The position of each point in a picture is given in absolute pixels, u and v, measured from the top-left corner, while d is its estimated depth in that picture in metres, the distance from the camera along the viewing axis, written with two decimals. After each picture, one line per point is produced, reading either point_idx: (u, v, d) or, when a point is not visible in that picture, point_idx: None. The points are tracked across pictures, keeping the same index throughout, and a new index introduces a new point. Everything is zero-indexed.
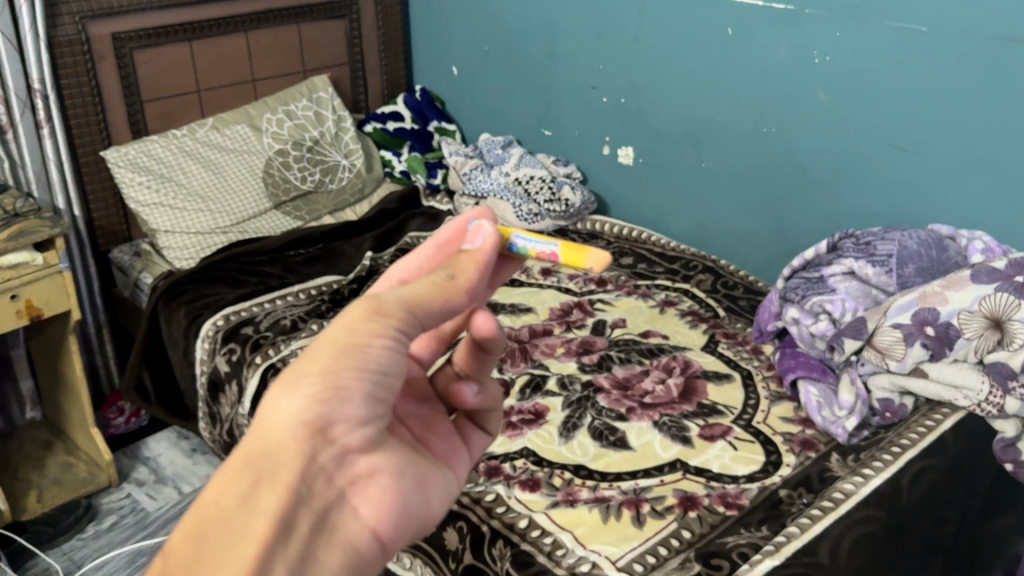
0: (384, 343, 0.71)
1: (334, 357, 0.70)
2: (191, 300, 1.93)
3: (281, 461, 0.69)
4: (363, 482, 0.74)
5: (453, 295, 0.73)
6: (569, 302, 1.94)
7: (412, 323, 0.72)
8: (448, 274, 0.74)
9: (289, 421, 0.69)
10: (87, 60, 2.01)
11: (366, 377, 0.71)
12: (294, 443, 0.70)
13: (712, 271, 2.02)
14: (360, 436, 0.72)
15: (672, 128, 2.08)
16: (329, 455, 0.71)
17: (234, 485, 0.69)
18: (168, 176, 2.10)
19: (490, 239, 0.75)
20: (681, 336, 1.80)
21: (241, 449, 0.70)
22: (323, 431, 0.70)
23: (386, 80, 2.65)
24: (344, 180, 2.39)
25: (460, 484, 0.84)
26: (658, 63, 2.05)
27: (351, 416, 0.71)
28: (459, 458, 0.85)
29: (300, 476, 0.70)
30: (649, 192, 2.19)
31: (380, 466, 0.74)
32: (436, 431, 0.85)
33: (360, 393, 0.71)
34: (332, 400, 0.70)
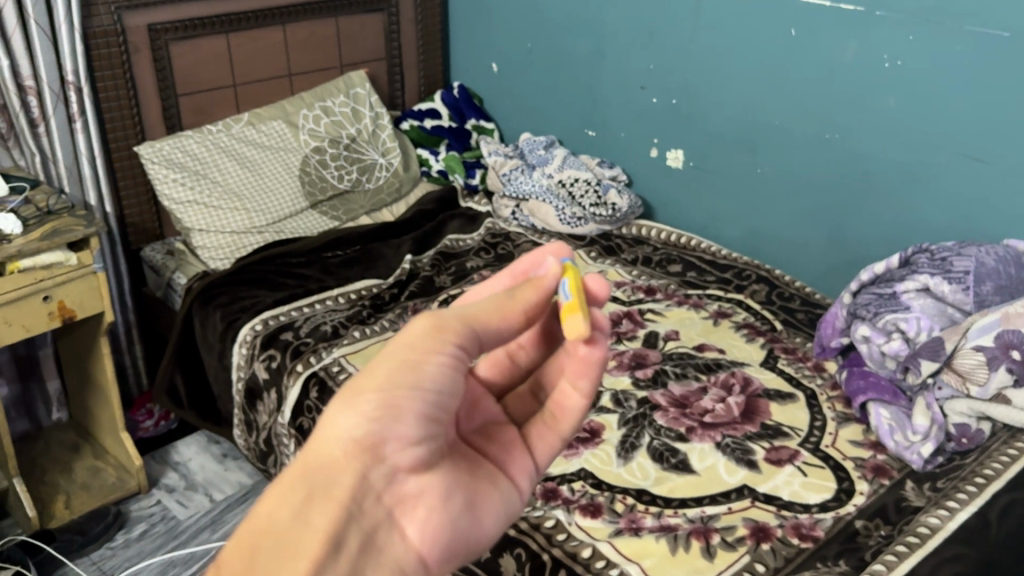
0: (441, 360, 0.68)
1: (391, 374, 0.67)
2: (228, 303, 1.87)
3: (336, 479, 0.66)
4: (411, 503, 0.69)
5: (510, 312, 0.71)
6: (618, 311, 1.86)
7: (471, 337, 0.69)
8: (508, 294, 0.72)
9: (343, 437, 0.66)
10: (122, 52, 1.94)
11: (422, 397, 0.67)
12: (346, 460, 0.66)
13: (767, 281, 1.94)
14: (413, 456, 0.68)
15: (727, 132, 2.00)
16: (379, 474, 0.67)
17: (288, 498, 0.65)
18: (203, 173, 2.03)
19: (556, 272, 0.72)
20: (738, 351, 1.72)
21: (296, 463, 0.66)
22: (375, 449, 0.67)
23: (423, 76, 2.58)
24: (381, 179, 2.32)
25: (518, 500, 0.77)
26: (712, 64, 1.97)
27: (404, 435, 0.67)
28: (520, 469, 0.78)
29: (350, 493, 0.66)
30: (700, 198, 2.12)
31: (429, 487, 0.70)
32: (496, 441, 0.79)
33: (414, 413, 0.67)
34: (385, 418, 0.66)
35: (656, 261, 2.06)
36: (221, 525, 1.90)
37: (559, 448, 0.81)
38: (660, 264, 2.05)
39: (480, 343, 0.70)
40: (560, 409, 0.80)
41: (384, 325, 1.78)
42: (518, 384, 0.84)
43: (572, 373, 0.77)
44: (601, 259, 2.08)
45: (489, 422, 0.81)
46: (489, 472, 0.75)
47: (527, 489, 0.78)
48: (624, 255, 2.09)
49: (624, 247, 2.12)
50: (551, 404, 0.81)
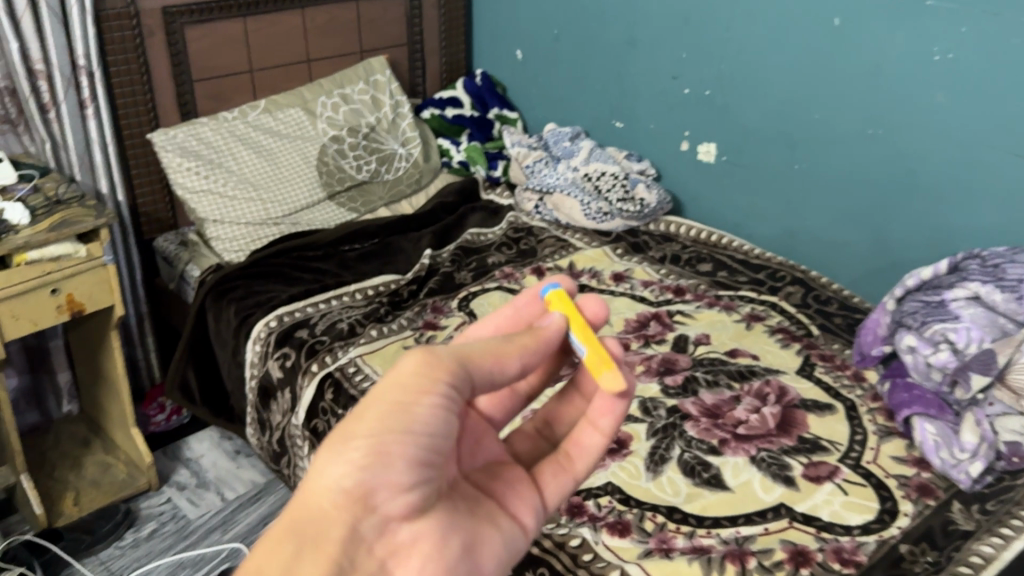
0: (432, 401, 0.67)
1: (381, 418, 0.66)
2: (242, 297, 1.81)
3: (327, 531, 0.66)
4: (405, 552, 0.69)
5: (508, 354, 0.72)
6: (646, 313, 1.79)
7: (462, 377, 0.69)
8: (507, 339, 0.73)
9: (332, 487, 0.66)
10: (136, 35, 1.87)
11: (414, 442, 0.67)
12: (337, 510, 0.66)
13: (802, 283, 1.86)
14: (405, 502, 0.68)
15: (763, 126, 1.91)
16: (370, 524, 0.67)
17: (278, 555, 0.64)
18: (218, 162, 1.97)
19: (558, 322, 0.76)
20: (773, 357, 1.65)
21: (285, 517, 0.66)
22: (365, 499, 0.66)
23: (445, 63, 2.50)
24: (401, 170, 2.24)
25: (517, 535, 0.78)
26: (749, 55, 1.88)
27: (395, 481, 0.67)
28: (522, 508, 0.80)
29: (341, 545, 0.66)
30: (733, 194, 2.03)
31: (423, 535, 0.70)
32: (501, 479, 0.81)
33: (406, 457, 0.67)
34: (376, 465, 0.66)
35: (685, 260, 1.98)
36: (232, 526, 1.84)
37: (569, 490, 0.85)
38: (690, 263, 1.97)
39: (473, 380, 0.70)
40: (577, 448, 0.85)
41: (402, 324, 1.71)
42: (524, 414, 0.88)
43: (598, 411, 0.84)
44: (627, 256, 2.00)
45: (491, 461, 0.83)
46: (489, 513, 0.77)
47: (532, 528, 0.80)
48: (652, 253, 2.01)
49: (652, 245, 2.04)
50: (567, 444, 0.86)
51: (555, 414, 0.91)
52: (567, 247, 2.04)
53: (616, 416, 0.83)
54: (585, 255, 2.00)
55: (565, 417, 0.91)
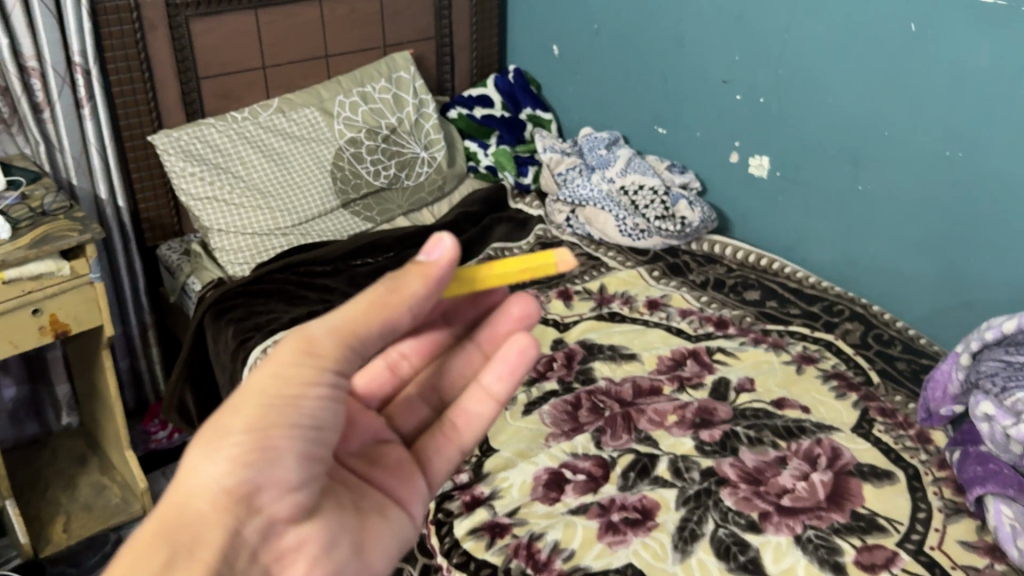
0: (317, 393, 0.63)
1: (259, 413, 0.61)
2: (241, 317, 1.67)
3: (201, 536, 0.61)
4: (292, 557, 0.65)
5: (392, 312, 0.63)
6: (682, 349, 1.61)
7: (348, 359, 0.64)
8: (388, 287, 0.63)
9: (210, 486, 0.61)
10: (136, 29, 1.73)
11: (299, 435, 0.63)
12: (216, 513, 0.62)
13: (862, 319, 1.68)
14: (290, 502, 0.64)
15: (821, 140, 1.71)
16: (254, 526, 0.63)
17: (142, 564, 0.58)
18: (225, 167, 1.83)
19: (450, 254, 0.63)
20: (826, 411, 1.48)
21: (152, 521, 0.60)
22: (249, 497, 0.62)
23: (475, 57, 2.31)
24: (423, 176, 2.07)
25: (412, 527, 0.73)
26: (809, 60, 1.67)
27: (281, 479, 0.63)
28: (410, 496, 0.74)
29: (219, 550, 0.61)
30: (785, 213, 1.83)
31: (312, 537, 0.66)
32: (383, 464, 0.74)
33: (292, 455, 0.63)
34: (258, 462, 0.62)
35: (730, 286, 1.79)
36: None
37: (455, 463, 0.77)
38: (735, 288, 1.79)
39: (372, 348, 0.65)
40: (464, 418, 0.76)
41: None
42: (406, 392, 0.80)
43: (492, 370, 0.75)
44: (665, 280, 1.82)
45: (376, 439, 0.76)
46: (376, 505, 0.71)
47: (420, 515, 0.75)
48: (693, 276, 1.83)
49: (692, 267, 1.86)
50: (452, 412, 0.76)
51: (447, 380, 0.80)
52: (599, 267, 1.86)
53: (514, 377, 0.75)
54: (618, 278, 1.83)
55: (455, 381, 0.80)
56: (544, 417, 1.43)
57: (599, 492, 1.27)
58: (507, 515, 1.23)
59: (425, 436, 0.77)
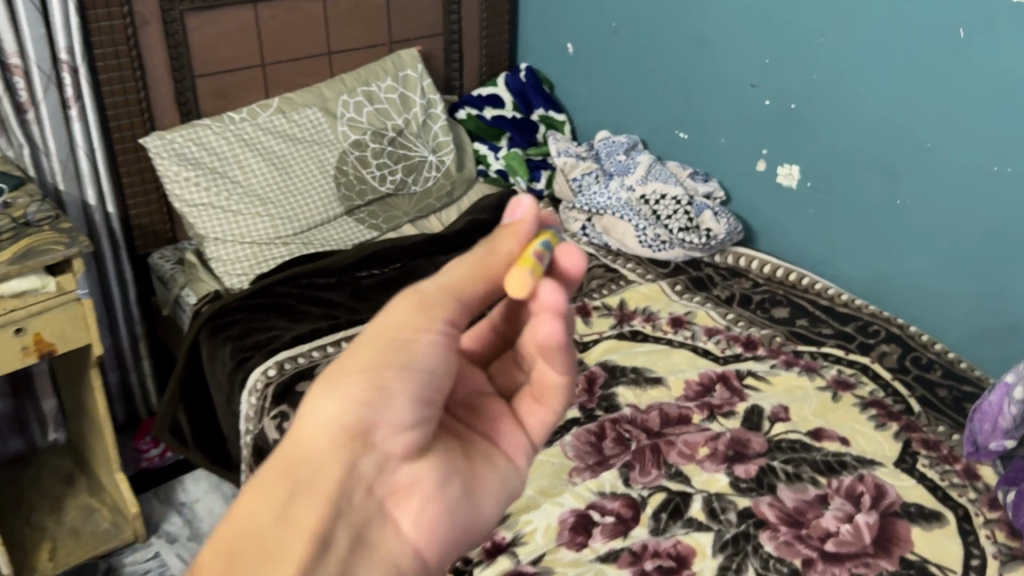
0: (430, 339, 0.64)
1: (376, 355, 0.63)
2: (239, 335, 1.56)
3: (319, 471, 0.61)
4: (406, 494, 0.64)
5: (494, 267, 0.66)
6: (710, 373, 1.51)
7: (458, 310, 0.66)
8: (486, 250, 0.66)
9: (328, 424, 0.61)
10: (127, 24, 1.62)
11: (413, 378, 0.63)
12: (332, 449, 0.61)
13: (898, 340, 1.59)
14: (406, 441, 0.64)
15: (856, 149, 1.61)
16: (370, 462, 0.62)
17: (268, 499, 0.59)
18: (221, 172, 1.72)
19: (531, 210, 0.67)
20: (866, 443, 1.39)
21: (275, 459, 0.61)
22: (364, 436, 0.62)
23: (485, 55, 2.20)
24: (431, 180, 1.97)
25: (516, 477, 0.72)
26: (845, 65, 1.57)
27: (395, 418, 0.63)
28: (513, 446, 0.72)
29: (337, 485, 0.61)
30: (815, 226, 1.73)
31: (425, 476, 0.65)
32: (483, 416, 0.73)
33: (407, 395, 0.63)
34: (374, 402, 0.62)
35: (757, 301, 1.70)
36: None
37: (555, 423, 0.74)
38: (763, 304, 1.69)
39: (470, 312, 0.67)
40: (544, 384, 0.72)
41: None
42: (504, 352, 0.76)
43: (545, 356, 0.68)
44: (688, 295, 1.72)
45: (476, 394, 0.74)
46: (480, 451, 0.70)
47: (525, 467, 0.73)
48: (717, 292, 1.73)
49: (717, 281, 1.76)
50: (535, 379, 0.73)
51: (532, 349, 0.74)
52: (617, 279, 1.77)
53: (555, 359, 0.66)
54: (638, 292, 1.73)
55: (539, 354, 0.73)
56: (567, 449, 1.33)
57: (629, 536, 1.18)
58: (531, 564, 1.13)
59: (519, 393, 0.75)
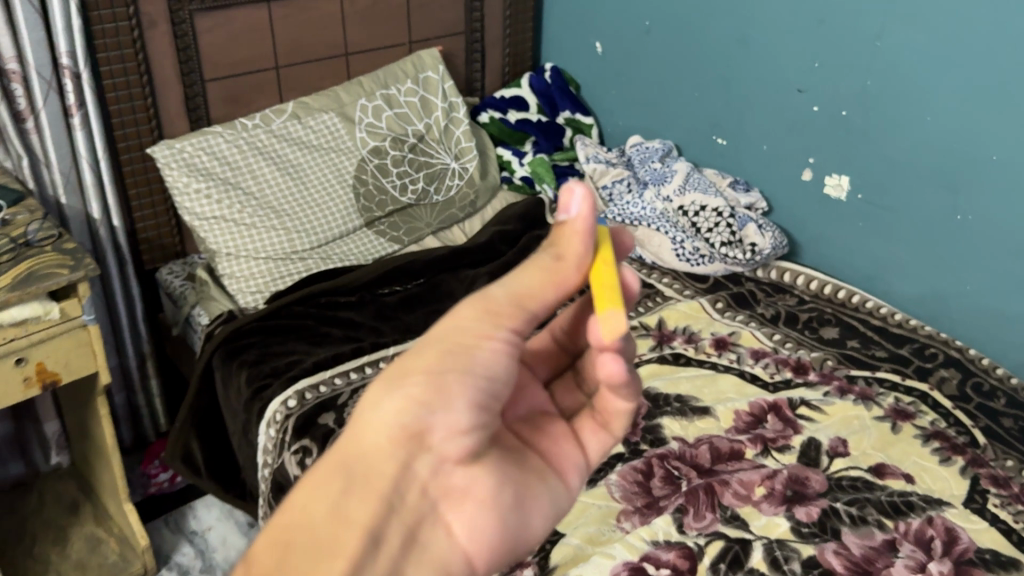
0: (494, 346, 0.60)
1: (437, 356, 0.59)
2: (256, 360, 1.46)
3: (375, 469, 0.58)
4: (458, 499, 0.60)
5: (565, 276, 0.60)
6: (761, 402, 1.41)
7: (526, 319, 0.61)
8: (554, 255, 0.60)
9: (386, 423, 0.58)
10: (133, 26, 1.51)
11: (473, 382, 0.60)
12: (388, 449, 0.58)
13: (958, 365, 1.49)
14: (460, 445, 0.60)
15: (913, 160, 1.51)
16: (424, 465, 0.59)
17: (321, 491, 0.56)
18: (235, 183, 1.62)
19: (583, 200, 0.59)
20: (931, 480, 1.29)
21: (330, 453, 0.58)
22: (420, 437, 0.59)
23: (508, 54, 2.09)
24: (453, 189, 1.87)
25: (570, 497, 0.67)
26: (902, 71, 1.47)
27: (452, 421, 0.59)
28: (571, 464, 0.68)
29: (391, 483, 0.57)
30: (865, 240, 1.63)
31: (479, 482, 0.61)
32: (546, 435, 0.69)
33: (465, 398, 0.59)
34: (432, 403, 0.59)
35: (804, 320, 1.60)
36: None
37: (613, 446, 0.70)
38: (811, 324, 1.60)
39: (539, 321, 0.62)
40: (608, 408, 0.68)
41: None
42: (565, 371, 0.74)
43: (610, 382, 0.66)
44: (730, 313, 1.62)
45: (536, 411, 0.71)
46: (536, 465, 0.66)
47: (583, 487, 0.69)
48: (761, 309, 1.63)
49: (759, 298, 1.66)
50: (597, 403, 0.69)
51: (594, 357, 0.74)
52: (654, 296, 1.67)
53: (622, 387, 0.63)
54: (677, 310, 1.63)
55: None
56: (613, 490, 1.23)
57: None
58: None
59: (581, 415, 0.71)
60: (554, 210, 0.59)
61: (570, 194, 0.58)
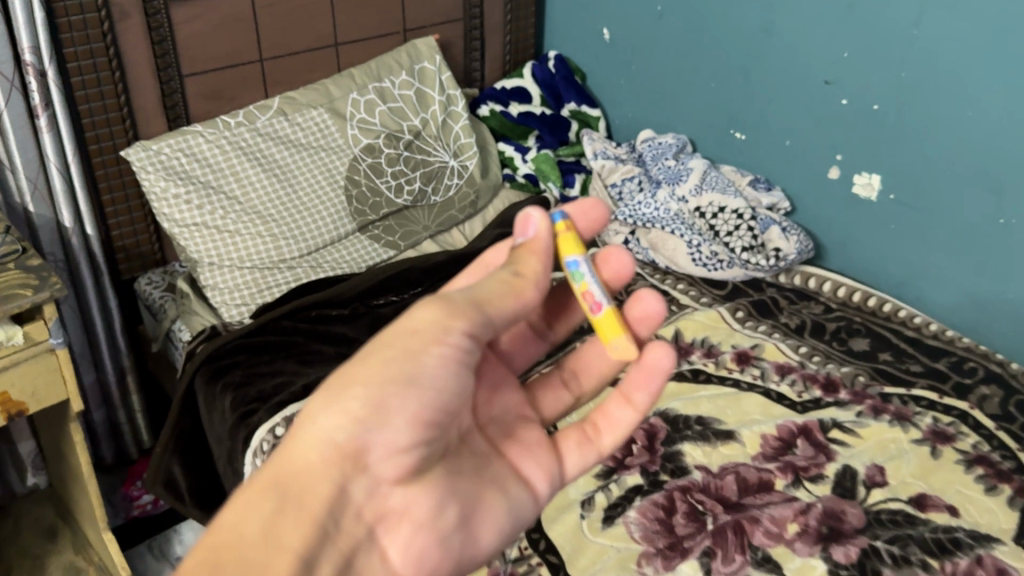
0: (438, 357, 0.65)
1: (382, 369, 0.64)
2: (241, 382, 1.34)
3: (310, 489, 0.63)
4: (395, 517, 0.67)
5: (525, 289, 0.70)
6: (789, 425, 1.30)
7: (480, 323, 0.67)
8: (514, 271, 0.71)
9: (325, 439, 0.63)
10: (103, 19, 1.38)
11: (415, 398, 0.64)
12: (325, 466, 0.64)
13: (999, 381, 1.38)
14: (399, 465, 0.66)
15: (950, 157, 1.39)
16: (360, 485, 0.65)
17: (258, 507, 0.61)
18: (215, 187, 1.50)
19: (540, 225, 0.73)
20: (978, 513, 1.18)
21: (268, 469, 0.63)
22: (359, 455, 0.64)
23: (510, 41, 1.97)
24: (452, 189, 1.74)
25: (523, 505, 0.76)
26: (939, 62, 1.35)
27: (391, 439, 0.64)
28: (534, 470, 0.78)
29: (326, 506, 0.63)
30: (896, 243, 1.52)
31: (416, 502, 0.68)
32: (515, 440, 0.79)
33: (405, 416, 0.64)
34: (370, 421, 0.63)
35: (832, 331, 1.50)
36: None
37: (593, 463, 0.82)
38: (839, 335, 1.49)
39: (491, 328, 0.68)
40: (606, 421, 0.83)
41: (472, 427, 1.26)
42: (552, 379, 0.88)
43: (635, 384, 0.81)
44: (752, 324, 1.51)
45: (510, 413, 0.81)
46: (492, 476, 0.75)
47: (540, 494, 0.78)
48: (785, 319, 1.53)
49: (783, 306, 1.56)
50: (596, 416, 0.83)
51: (578, 363, 0.89)
52: (670, 304, 1.56)
53: (653, 383, 0.80)
54: (695, 320, 1.51)
55: (587, 369, 0.89)
56: (632, 529, 1.13)
57: None
58: None
59: (571, 428, 0.82)
60: (515, 233, 0.73)
61: (527, 219, 0.73)
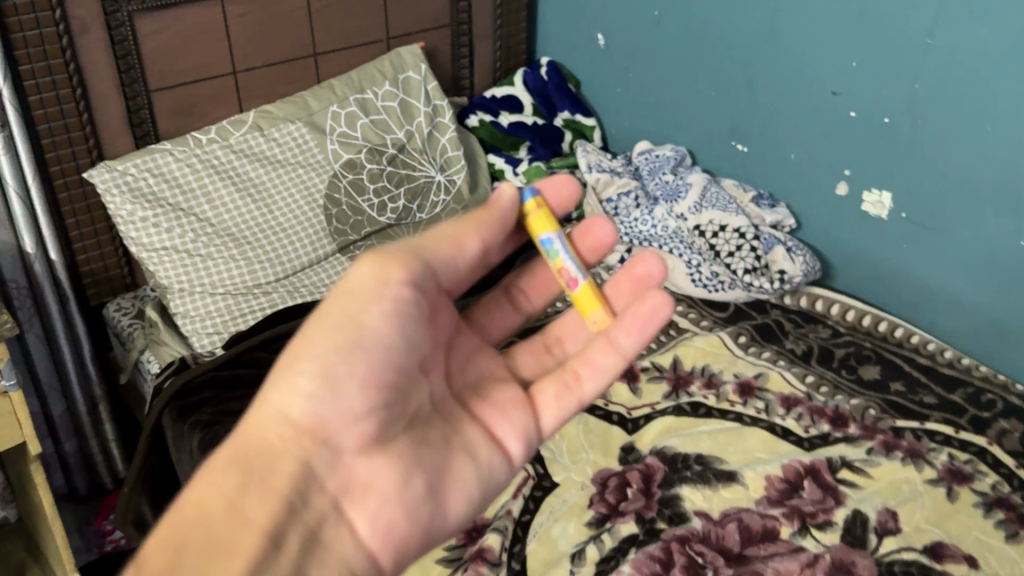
0: (381, 312, 0.66)
1: (329, 330, 0.65)
2: (210, 421, 1.25)
3: (273, 465, 0.63)
4: (361, 490, 0.66)
5: (464, 234, 0.73)
6: (795, 465, 1.21)
7: (418, 269, 0.70)
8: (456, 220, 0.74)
9: (281, 416, 0.65)
10: (61, 33, 1.29)
11: (365, 358, 0.65)
12: (284, 444, 0.64)
13: (1019, 414, 1.29)
14: (359, 430, 0.66)
15: (966, 172, 1.30)
16: (322, 457, 0.65)
17: (221, 482, 0.60)
18: (186, 209, 1.41)
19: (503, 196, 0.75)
20: (999, 563, 1.09)
21: (228, 449, 0.63)
22: (316, 429, 0.65)
23: (500, 47, 1.88)
24: (438, 206, 1.66)
25: (499, 469, 0.74)
26: (954, 71, 1.26)
27: (346, 404, 0.65)
28: (511, 430, 0.75)
29: (288, 482, 0.62)
30: (908, 262, 1.43)
31: (380, 473, 0.67)
32: (489, 398, 0.77)
33: (357, 378, 0.65)
34: (324, 390, 0.65)
35: (840, 356, 1.41)
36: None
37: (574, 414, 0.79)
38: (850, 361, 1.40)
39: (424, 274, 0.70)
40: (588, 367, 0.79)
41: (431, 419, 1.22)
42: (535, 341, 0.86)
43: (628, 324, 0.78)
44: (755, 350, 1.42)
45: (486, 377, 0.79)
46: (463, 441, 0.73)
47: (517, 457, 0.75)
48: (790, 344, 1.44)
49: (788, 330, 1.47)
50: (576, 363, 0.79)
51: (562, 329, 0.87)
52: (669, 329, 1.47)
53: (644, 332, 0.78)
54: (694, 347, 1.43)
55: (567, 335, 0.87)
56: None
57: None
58: None
59: (549, 378, 0.79)
60: None
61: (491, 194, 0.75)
